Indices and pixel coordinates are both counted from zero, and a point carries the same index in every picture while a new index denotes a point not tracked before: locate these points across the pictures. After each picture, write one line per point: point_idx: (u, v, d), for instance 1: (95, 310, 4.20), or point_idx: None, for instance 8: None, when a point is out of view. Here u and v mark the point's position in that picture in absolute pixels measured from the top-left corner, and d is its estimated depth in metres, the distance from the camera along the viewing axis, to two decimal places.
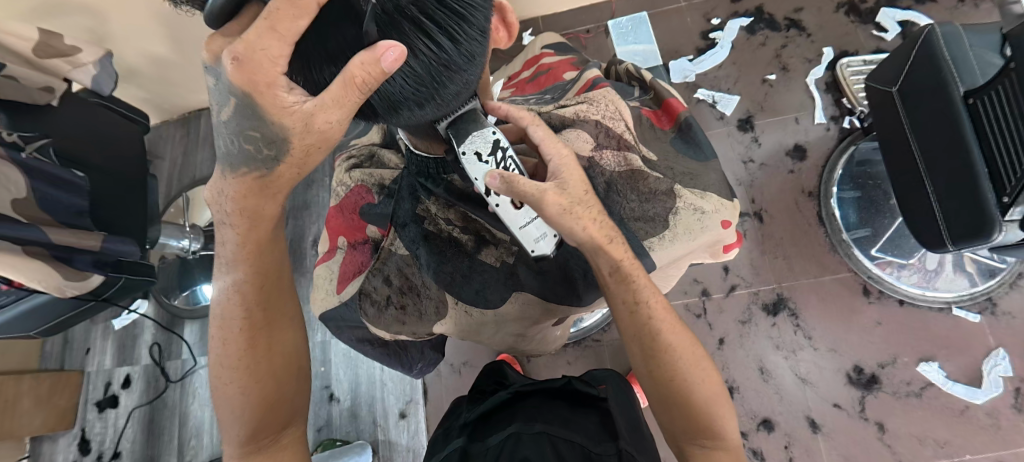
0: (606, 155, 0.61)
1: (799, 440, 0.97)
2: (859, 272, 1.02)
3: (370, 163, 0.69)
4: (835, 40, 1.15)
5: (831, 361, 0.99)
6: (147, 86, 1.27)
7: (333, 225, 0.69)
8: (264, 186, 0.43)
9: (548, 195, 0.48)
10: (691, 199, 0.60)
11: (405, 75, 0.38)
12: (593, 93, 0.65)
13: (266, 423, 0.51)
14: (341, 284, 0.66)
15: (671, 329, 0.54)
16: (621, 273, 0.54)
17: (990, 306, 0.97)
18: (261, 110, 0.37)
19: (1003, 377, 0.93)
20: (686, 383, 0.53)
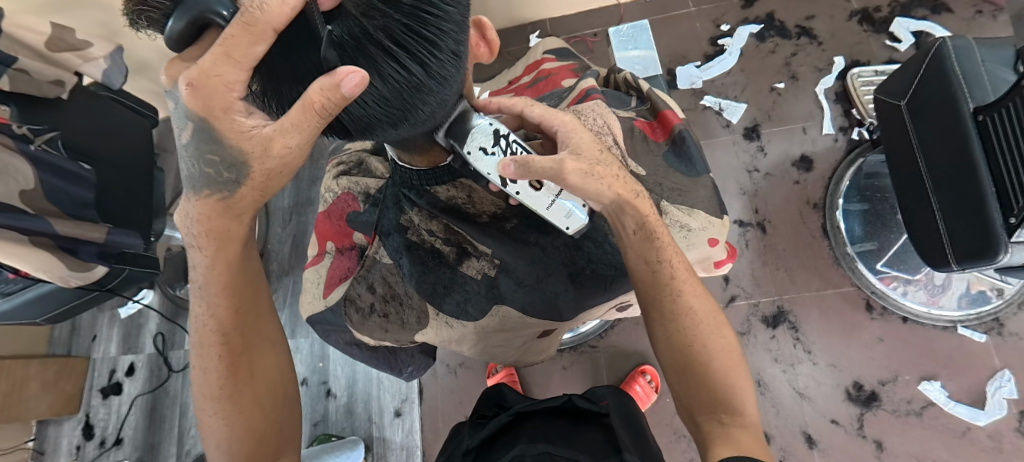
0: None
1: (795, 455, 0.96)
2: (862, 287, 1.01)
3: (358, 170, 0.69)
4: (847, 48, 1.13)
5: (830, 376, 0.98)
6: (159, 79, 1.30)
7: (321, 230, 0.69)
8: (229, 207, 0.43)
9: (567, 164, 0.48)
10: (677, 216, 0.60)
11: (375, 99, 0.39)
12: (583, 106, 0.63)
13: (257, 453, 0.52)
14: (327, 289, 0.66)
15: (693, 291, 0.54)
16: (648, 231, 0.53)
17: (996, 327, 0.95)
18: (218, 134, 0.37)
19: (1007, 400, 0.91)
20: (706, 347, 0.53)
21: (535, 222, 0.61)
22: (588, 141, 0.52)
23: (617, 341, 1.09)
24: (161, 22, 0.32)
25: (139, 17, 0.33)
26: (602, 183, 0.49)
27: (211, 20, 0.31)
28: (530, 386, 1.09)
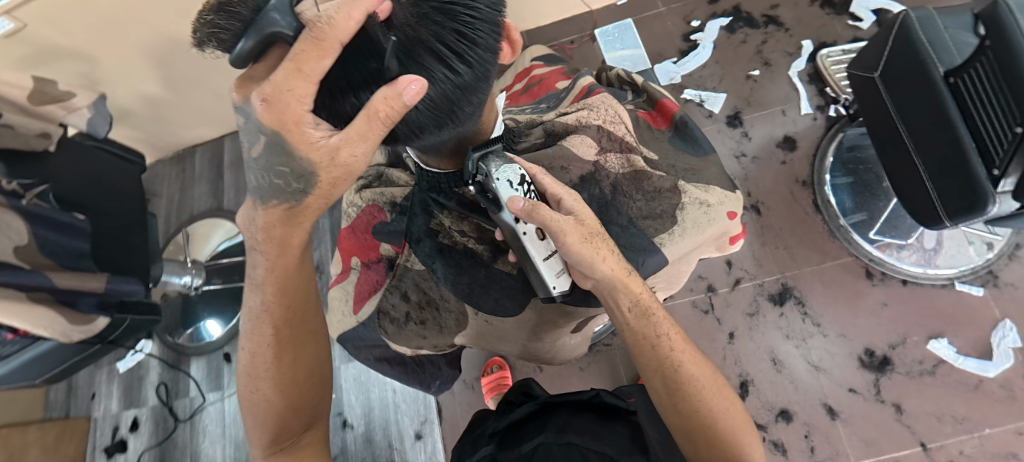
0: (609, 158, 0.61)
1: (818, 428, 0.97)
2: (860, 256, 1.04)
3: (378, 182, 0.68)
4: (813, 32, 1.18)
5: (841, 345, 1.00)
6: (141, 125, 1.29)
7: (345, 246, 0.69)
8: (293, 216, 0.43)
9: (568, 224, 0.49)
10: (695, 193, 0.60)
11: (427, 104, 0.42)
12: (591, 99, 0.66)
13: (289, 428, 0.54)
14: (357, 304, 0.66)
15: (692, 358, 0.55)
16: (640, 309, 0.55)
17: (991, 279, 0.98)
18: (289, 146, 0.38)
19: (1012, 348, 0.94)
20: (712, 410, 0.54)
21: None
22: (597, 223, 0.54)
23: None
24: (228, 42, 0.35)
25: (208, 39, 0.37)
26: (595, 256, 0.50)
27: (278, 38, 0.34)
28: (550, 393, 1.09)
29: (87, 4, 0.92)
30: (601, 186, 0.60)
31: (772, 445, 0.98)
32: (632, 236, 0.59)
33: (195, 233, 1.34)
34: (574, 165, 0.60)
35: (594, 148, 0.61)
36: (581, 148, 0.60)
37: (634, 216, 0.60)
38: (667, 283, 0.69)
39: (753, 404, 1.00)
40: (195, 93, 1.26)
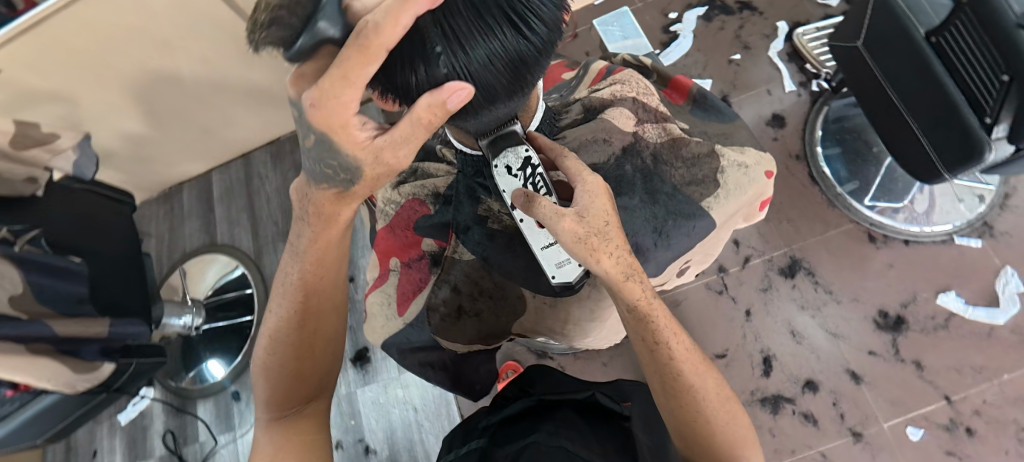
0: (647, 128, 0.55)
1: (845, 394, 0.98)
2: (860, 222, 1.06)
3: (414, 177, 0.65)
4: (786, 13, 1.23)
5: (855, 310, 1.02)
6: (126, 167, 1.26)
7: (383, 247, 0.65)
8: (342, 199, 0.46)
9: (563, 224, 0.46)
10: (733, 156, 0.54)
11: (502, 55, 0.39)
12: (617, 76, 0.60)
13: (299, 394, 0.55)
14: (401, 306, 0.62)
15: (693, 367, 0.52)
16: (640, 315, 0.51)
17: (987, 230, 1.02)
18: (336, 145, 0.40)
19: (1017, 294, 0.97)
20: (711, 421, 0.52)
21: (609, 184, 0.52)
22: (612, 216, 0.48)
23: None
24: (285, 42, 0.38)
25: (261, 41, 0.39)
26: (590, 258, 0.46)
27: (330, 37, 0.38)
28: None
29: (65, 44, 0.90)
30: (643, 156, 0.53)
31: (802, 416, 0.98)
32: (677, 204, 0.52)
33: (192, 270, 1.30)
34: (614, 135, 0.52)
35: (633, 118, 0.54)
36: (621, 119, 0.53)
37: (677, 184, 0.53)
38: (698, 259, 0.64)
39: (778, 378, 1.01)
40: (180, 128, 1.23)
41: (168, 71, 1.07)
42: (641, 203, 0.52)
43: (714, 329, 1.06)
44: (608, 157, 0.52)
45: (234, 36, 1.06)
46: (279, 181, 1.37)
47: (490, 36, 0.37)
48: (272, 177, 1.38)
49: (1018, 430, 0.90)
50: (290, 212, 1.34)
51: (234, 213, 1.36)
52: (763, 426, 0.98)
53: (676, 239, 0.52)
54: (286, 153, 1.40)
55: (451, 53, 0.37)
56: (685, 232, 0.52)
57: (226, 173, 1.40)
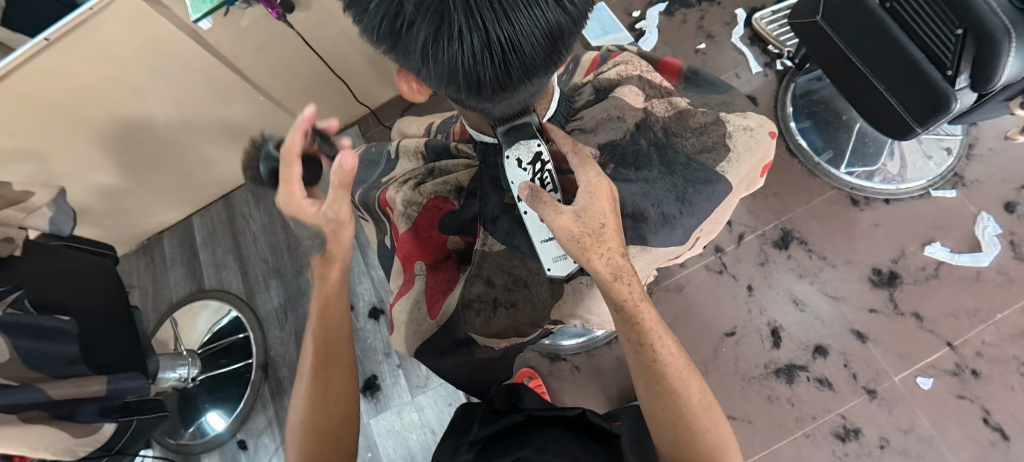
0: (655, 104, 0.56)
1: (854, 354, 1.00)
2: (841, 187, 1.11)
3: (431, 176, 0.60)
4: (742, 1, 1.29)
5: (850, 272, 1.05)
6: (102, 222, 1.21)
7: (404, 252, 0.58)
8: (327, 257, 0.58)
9: (559, 220, 0.47)
10: (737, 121, 0.56)
11: (545, 27, 0.38)
12: (617, 58, 0.61)
13: (320, 448, 0.54)
14: (433, 309, 0.57)
15: (677, 371, 0.52)
16: (626, 315, 0.52)
17: (959, 181, 1.07)
18: (300, 218, 0.55)
19: (997, 236, 1.01)
20: (695, 429, 0.50)
21: (628, 159, 0.54)
22: (610, 219, 0.49)
23: None
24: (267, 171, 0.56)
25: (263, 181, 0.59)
26: (580, 256, 0.48)
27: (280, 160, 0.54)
28: (594, 391, 1.07)
29: (29, 100, 0.87)
30: (655, 129, 0.55)
31: (817, 381, 1.00)
32: (694, 172, 0.53)
33: (181, 320, 1.25)
34: (627, 112, 0.54)
35: (641, 94, 0.56)
36: (631, 96, 0.55)
37: (691, 153, 0.54)
38: (706, 236, 0.65)
39: (788, 347, 1.03)
40: (157, 175, 1.20)
41: (141, 116, 1.04)
42: (660, 175, 0.53)
43: (720, 309, 1.08)
44: (624, 133, 0.54)
45: (207, 73, 1.04)
46: (264, 218, 1.34)
47: (536, 4, 0.36)
48: (255, 215, 1.34)
49: (1019, 365, 0.94)
50: (279, 248, 1.30)
51: (220, 256, 1.32)
52: (781, 396, 1.00)
53: (698, 205, 0.53)
54: None
55: (498, 22, 0.36)
56: (706, 197, 0.53)
57: (207, 217, 1.37)
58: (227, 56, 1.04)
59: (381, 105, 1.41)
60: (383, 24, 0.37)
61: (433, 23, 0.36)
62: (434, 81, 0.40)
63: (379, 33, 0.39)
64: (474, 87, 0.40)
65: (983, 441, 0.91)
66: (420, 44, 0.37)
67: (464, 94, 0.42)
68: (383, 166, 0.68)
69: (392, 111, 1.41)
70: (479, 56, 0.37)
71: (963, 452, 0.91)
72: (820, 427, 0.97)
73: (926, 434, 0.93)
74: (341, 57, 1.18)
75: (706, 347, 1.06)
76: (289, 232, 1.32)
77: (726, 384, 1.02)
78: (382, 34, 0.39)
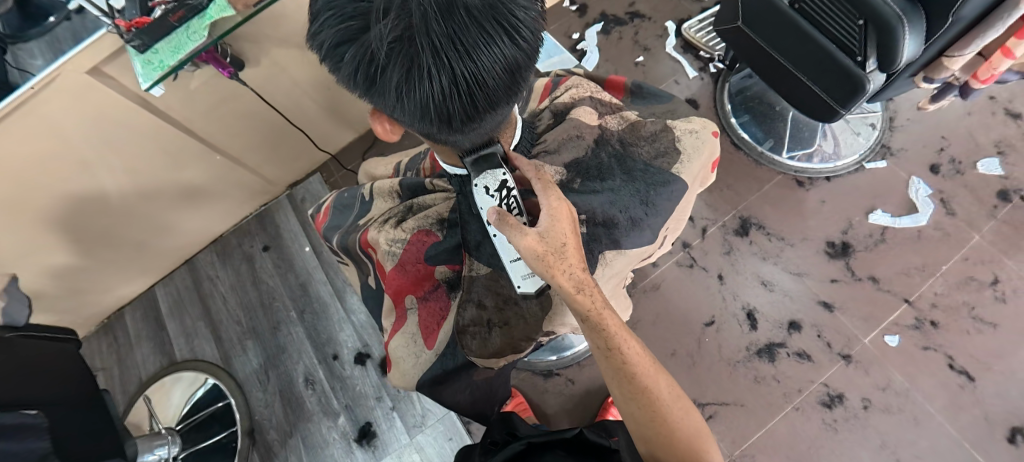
0: (607, 120, 0.59)
1: (826, 324, 1.06)
2: (786, 172, 1.19)
3: (411, 211, 0.60)
4: (670, 14, 1.39)
5: (808, 247, 1.13)
6: (57, 306, 1.15)
7: (393, 287, 0.58)
8: None
9: (524, 240, 0.47)
10: (682, 125, 0.59)
11: (504, 61, 0.41)
12: (567, 83, 0.65)
13: None
14: (429, 339, 0.57)
15: (646, 369, 0.52)
16: (592, 324, 0.51)
17: (887, 151, 1.17)
18: None
19: (929, 196, 1.11)
20: (669, 419, 0.53)
21: (592, 172, 0.54)
22: (570, 237, 0.49)
23: (637, 316, 1.13)
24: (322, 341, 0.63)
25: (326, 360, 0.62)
26: (547, 273, 0.47)
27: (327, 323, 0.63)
28: (592, 400, 1.08)
29: None
30: (613, 143, 0.56)
31: (796, 355, 1.05)
32: (652, 176, 0.55)
33: (155, 397, 1.19)
34: (586, 130, 0.56)
35: (594, 113, 0.58)
36: (585, 115, 0.57)
37: (647, 159, 0.56)
38: (671, 234, 0.68)
39: (764, 327, 1.08)
40: (112, 249, 1.15)
41: (91, 190, 1.01)
42: (623, 183, 0.54)
43: (696, 301, 1.13)
44: (586, 150, 0.55)
45: (155, 137, 1.02)
46: (232, 278, 1.30)
47: (494, 42, 0.39)
48: (223, 276, 1.31)
49: (970, 309, 1.02)
50: (251, 307, 1.27)
51: (190, 324, 1.27)
52: (767, 375, 1.05)
53: (660, 207, 0.55)
54: (232, 248, 1.34)
55: (461, 60, 0.39)
56: (666, 197, 0.55)
57: (171, 285, 1.31)
58: (178, 120, 1.03)
59: (340, 149, 1.42)
60: (359, 70, 0.40)
61: (403, 66, 0.38)
62: (408, 118, 0.43)
63: (356, 81, 0.42)
64: (444, 120, 0.43)
65: (953, 385, 0.98)
66: (393, 86, 0.40)
67: (436, 128, 0.44)
68: (361, 205, 0.68)
69: (352, 154, 1.42)
70: (447, 92, 0.40)
71: (937, 399, 0.98)
72: (807, 399, 1.02)
73: (902, 388, 0.99)
74: (294, 106, 1.20)
75: (690, 340, 1.10)
76: (260, 289, 1.28)
77: (713, 371, 1.06)
78: (359, 80, 0.42)
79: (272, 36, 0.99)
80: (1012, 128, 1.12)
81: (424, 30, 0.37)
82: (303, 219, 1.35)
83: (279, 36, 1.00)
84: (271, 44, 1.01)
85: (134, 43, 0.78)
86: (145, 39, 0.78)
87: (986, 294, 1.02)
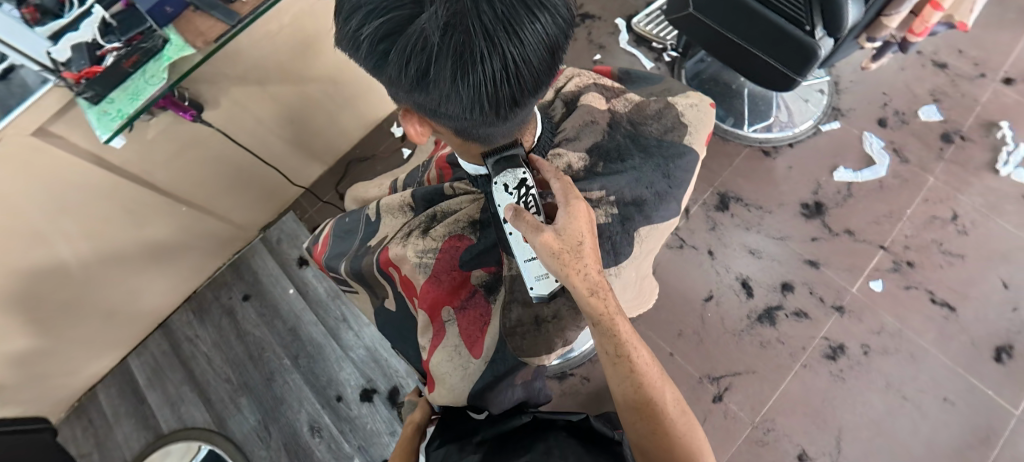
0: (613, 103, 0.60)
1: (815, 280, 1.11)
2: (752, 144, 1.25)
3: (437, 219, 0.59)
4: (618, 11, 1.44)
5: (785, 211, 1.18)
6: (18, 397, 1.04)
7: (429, 301, 0.56)
8: None
9: (540, 237, 0.46)
10: (683, 101, 0.61)
11: (547, 38, 0.41)
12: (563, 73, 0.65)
13: None
14: (474, 348, 0.55)
15: (653, 381, 0.52)
16: (603, 328, 0.51)
17: (838, 112, 1.25)
18: None
19: (883, 148, 1.19)
20: (670, 433, 0.52)
21: (613, 154, 0.56)
22: (587, 237, 0.49)
23: None
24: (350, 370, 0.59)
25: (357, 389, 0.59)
26: (563, 272, 0.46)
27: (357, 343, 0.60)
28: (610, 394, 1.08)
29: None
30: (624, 125, 0.58)
31: (794, 315, 1.09)
32: (667, 150, 0.57)
33: None
34: (598, 115, 0.57)
35: (602, 98, 0.59)
36: (595, 101, 0.58)
37: (658, 135, 0.58)
38: None
39: (759, 293, 1.12)
40: (75, 325, 1.05)
41: (47, 262, 0.92)
42: (643, 160, 0.56)
43: (692, 279, 1.15)
44: (602, 134, 0.57)
45: (112, 194, 0.94)
46: (214, 335, 1.22)
47: (539, 19, 0.39)
48: (203, 335, 1.23)
49: (939, 245, 1.10)
50: (239, 362, 1.19)
51: (173, 391, 1.18)
52: (771, 338, 1.08)
53: (681, 180, 0.57)
54: (209, 303, 1.26)
55: (511, 41, 0.39)
56: (684, 168, 0.57)
57: (146, 354, 1.22)
58: (137, 173, 0.96)
59: (309, 184, 1.37)
60: (408, 62, 0.39)
61: (456, 51, 0.38)
62: (457, 108, 0.42)
63: (402, 75, 0.41)
64: (493, 106, 0.42)
65: (937, 318, 1.05)
66: (445, 74, 0.39)
67: (483, 117, 0.44)
68: (369, 225, 0.66)
69: (324, 187, 1.38)
70: (499, 74, 0.40)
71: (927, 333, 1.04)
72: (812, 355, 1.06)
73: (895, 329, 1.05)
74: (259, 144, 1.15)
75: (693, 318, 1.12)
76: (246, 341, 1.21)
77: (720, 343, 1.09)
78: (405, 74, 0.41)
79: (231, 74, 0.94)
80: (942, 77, 1.23)
81: (475, 12, 0.37)
82: (282, 261, 1.29)
83: (237, 74, 0.95)
84: (229, 83, 0.95)
85: (85, 95, 0.69)
86: (98, 88, 0.70)
87: (950, 229, 1.10)
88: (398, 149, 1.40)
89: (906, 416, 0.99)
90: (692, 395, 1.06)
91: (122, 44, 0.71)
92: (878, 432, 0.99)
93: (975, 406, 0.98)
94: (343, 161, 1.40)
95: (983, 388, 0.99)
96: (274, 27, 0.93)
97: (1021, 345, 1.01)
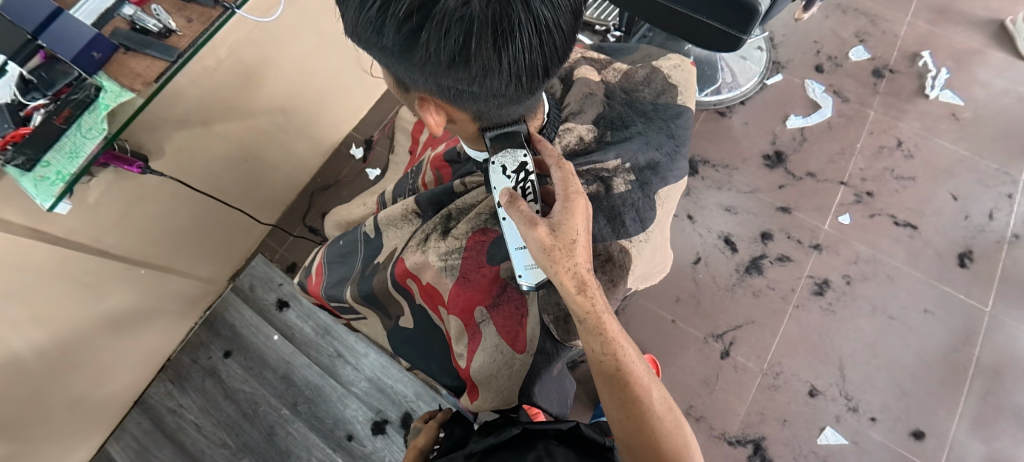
0: (606, 74, 0.62)
1: (790, 224, 1.17)
2: (707, 107, 1.30)
3: (455, 218, 0.58)
4: None
5: (750, 165, 1.23)
6: None
7: (461, 304, 0.55)
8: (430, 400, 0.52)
9: (533, 232, 0.45)
10: (670, 63, 0.63)
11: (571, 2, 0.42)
12: None
13: None
14: (517, 344, 0.54)
15: (641, 379, 0.50)
16: (590, 327, 0.49)
17: (778, 66, 1.32)
18: None
19: (824, 92, 1.27)
20: (656, 432, 0.50)
21: (617, 123, 0.58)
22: (581, 235, 0.47)
23: None
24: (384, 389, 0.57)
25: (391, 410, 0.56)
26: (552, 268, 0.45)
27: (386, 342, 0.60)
28: None
29: None
30: (619, 94, 0.61)
31: (779, 260, 1.14)
32: (664, 112, 0.60)
33: None
34: (594, 87, 0.60)
35: (595, 71, 0.62)
36: (589, 75, 0.61)
37: (652, 100, 0.61)
38: None
39: (743, 246, 1.16)
40: (41, 423, 0.94)
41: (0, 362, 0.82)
42: (645, 124, 0.59)
43: (678, 244, 1.18)
44: (603, 105, 0.59)
45: (62, 270, 0.84)
46: (199, 401, 1.14)
47: None
48: (188, 403, 1.14)
49: (891, 172, 1.18)
50: (233, 423, 1.11)
51: None
52: (762, 286, 1.12)
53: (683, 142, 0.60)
54: (187, 368, 1.17)
55: (544, 4, 0.39)
56: (682, 126, 0.60)
57: (126, 436, 1.12)
58: None
59: (273, 223, 1.29)
60: (446, 35, 0.38)
61: (498, 20, 0.38)
62: (495, 81, 0.42)
63: (437, 50, 0.39)
64: (527, 75, 0.43)
65: (904, 238, 1.12)
66: (488, 44, 0.39)
67: (513, 88, 0.44)
68: (372, 244, 0.65)
69: (289, 223, 1.31)
70: (533, 40, 0.41)
71: (898, 253, 1.11)
72: (802, 295, 1.11)
73: (869, 256, 1.12)
74: (216, 191, 1.07)
75: (687, 282, 1.14)
76: (237, 399, 1.13)
77: (717, 301, 1.12)
78: (440, 51, 0.39)
79: (171, 119, 0.85)
80: (863, 19, 1.33)
81: None
82: (260, 308, 1.21)
83: (177, 117, 0.87)
84: (171, 129, 0.87)
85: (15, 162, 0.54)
86: (30, 152, 0.54)
87: (898, 156, 1.19)
88: (362, 170, 1.36)
89: (896, 334, 1.06)
90: (701, 356, 1.08)
91: (48, 99, 0.55)
92: (874, 354, 1.05)
93: (952, 311, 1.06)
94: (306, 193, 1.34)
95: (955, 293, 1.07)
96: (211, 62, 0.85)
97: (978, 248, 1.11)
